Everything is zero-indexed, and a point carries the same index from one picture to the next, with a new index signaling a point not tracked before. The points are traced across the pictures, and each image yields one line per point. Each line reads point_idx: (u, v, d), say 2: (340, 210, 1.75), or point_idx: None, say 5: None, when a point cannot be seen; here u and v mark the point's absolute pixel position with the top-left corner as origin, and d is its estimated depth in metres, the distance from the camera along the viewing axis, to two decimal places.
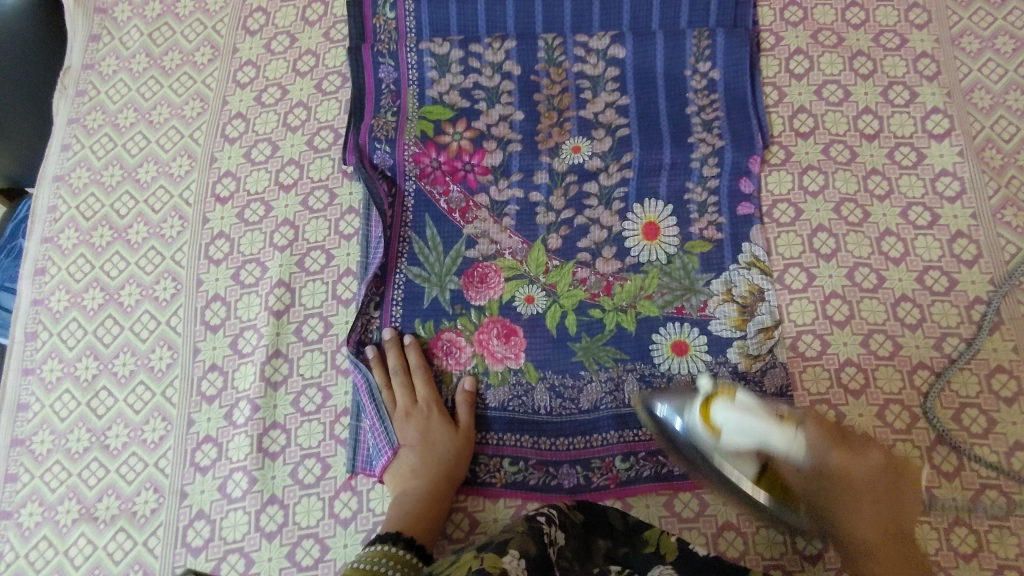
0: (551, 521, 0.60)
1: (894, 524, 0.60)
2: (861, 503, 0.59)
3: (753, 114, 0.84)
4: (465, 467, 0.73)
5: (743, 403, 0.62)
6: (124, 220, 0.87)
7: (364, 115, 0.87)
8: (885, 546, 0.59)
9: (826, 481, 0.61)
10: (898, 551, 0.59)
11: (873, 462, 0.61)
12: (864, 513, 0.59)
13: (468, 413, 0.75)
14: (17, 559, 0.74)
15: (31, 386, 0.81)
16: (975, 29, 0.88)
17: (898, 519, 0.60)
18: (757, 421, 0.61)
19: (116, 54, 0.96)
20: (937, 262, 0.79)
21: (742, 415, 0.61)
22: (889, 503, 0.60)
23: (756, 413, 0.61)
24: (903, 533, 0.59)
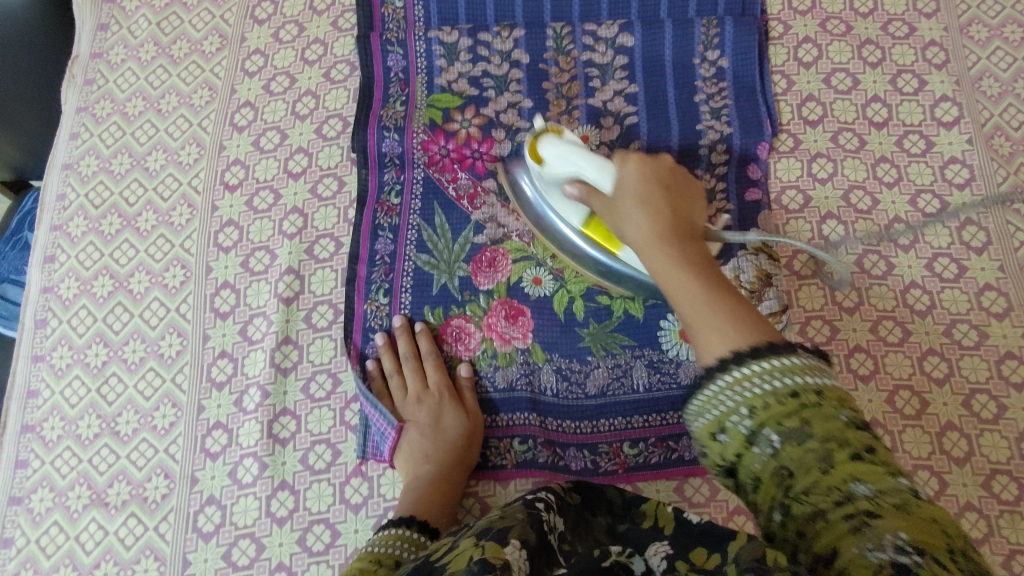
0: (549, 506, 0.54)
1: (679, 225, 0.55)
2: (655, 211, 0.56)
3: (762, 102, 0.84)
4: (475, 449, 0.74)
5: (567, 143, 0.68)
6: (133, 207, 0.87)
7: (373, 103, 0.87)
8: (675, 245, 0.52)
9: (621, 201, 0.59)
10: (696, 257, 0.51)
11: (662, 178, 0.59)
12: (655, 219, 0.55)
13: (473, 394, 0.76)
14: (28, 545, 0.74)
15: (41, 373, 0.81)
16: (983, 18, 0.88)
17: (687, 220, 0.57)
18: (574, 155, 0.66)
19: (124, 44, 0.96)
20: (946, 249, 0.79)
21: (563, 153, 0.67)
22: (670, 205, 0.57)
23: (577, 150, 0.66)
24: (686, 232, 0.54)
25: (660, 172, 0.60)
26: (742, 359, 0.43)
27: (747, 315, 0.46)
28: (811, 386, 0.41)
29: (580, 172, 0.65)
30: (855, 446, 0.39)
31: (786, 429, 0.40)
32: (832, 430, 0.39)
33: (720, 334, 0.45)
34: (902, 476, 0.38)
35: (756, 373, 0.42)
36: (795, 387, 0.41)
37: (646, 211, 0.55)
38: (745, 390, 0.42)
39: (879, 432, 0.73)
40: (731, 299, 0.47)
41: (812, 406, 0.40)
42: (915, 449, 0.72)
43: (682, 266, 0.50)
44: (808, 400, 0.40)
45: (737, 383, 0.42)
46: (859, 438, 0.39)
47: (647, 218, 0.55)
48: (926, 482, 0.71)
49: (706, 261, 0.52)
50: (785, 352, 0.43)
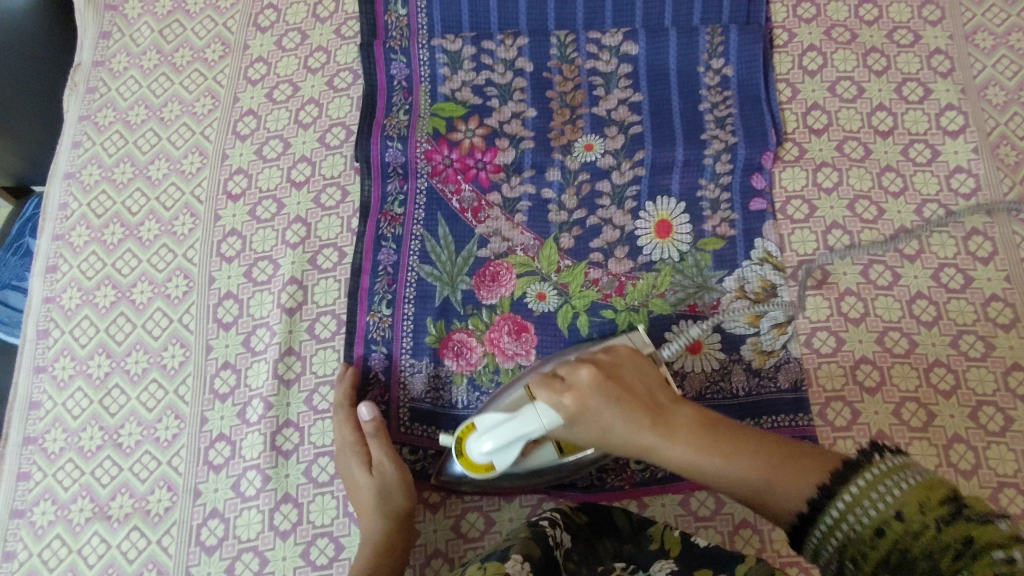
0: (555, 523, 0.59)
1: (651, 410, 0.55)
2: (630, 418, 0.55)
3: (767, 111, 0.84)
4: (399, 494, 0.69)
5: (484, 422, 0.62)
6: (135, 217, 0.87)
7: (376, 113, 0.86)
8: (681, 435, 0.53)
9: (593, 419, 0.56)
10: (701, 430, 0.53)
11: (593, 379, 0.57)
12: (644, 427, 0.54)
13: (379, 440, 0.71)
14: (30, 558, 0.74)
15: (43, 384, 0.80)
16: (989, 26, 0.87)
17: (653, 397, 0.57)
18: (500, 428, 0.60)
19: (127, 51, 0.95)
20: (952, 259, 0.78)
21: (490, 436, 0.60)
22: (631, 398, 0.56)
23: (500, 424, 0.60)
24: (664, 406, 0.56)
25: (584, 375, 0.57)
26: (820, 516, 0.47)
27: (780, 459, 0.51)
28: (893, 502, 0.44)
29: (522, 435, 0.59)
30: (957, 547, 0.41)
31: (890, 563, 0.43)
32: (930, 547, 0.42)
33: (794, 492, 0.49)
34: (1000, 547, 0.40)
35: (847, 517, 0.45)
36: (875, 518, 0.44)
37: (622, 420, 0.55)
38: (837, 538, 0.46)
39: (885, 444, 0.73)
40: (757, 452, 0.51)
41: (896, 527, 0.43)
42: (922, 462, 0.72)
43: (708, 458, 0.52)
44: (893, 533, 0.43)
45: (831, 534, 0.46)
46: (958, 533, 0.41)
47: (626, 424, 0.55)
48: None
49: (703, 423, 0.54)
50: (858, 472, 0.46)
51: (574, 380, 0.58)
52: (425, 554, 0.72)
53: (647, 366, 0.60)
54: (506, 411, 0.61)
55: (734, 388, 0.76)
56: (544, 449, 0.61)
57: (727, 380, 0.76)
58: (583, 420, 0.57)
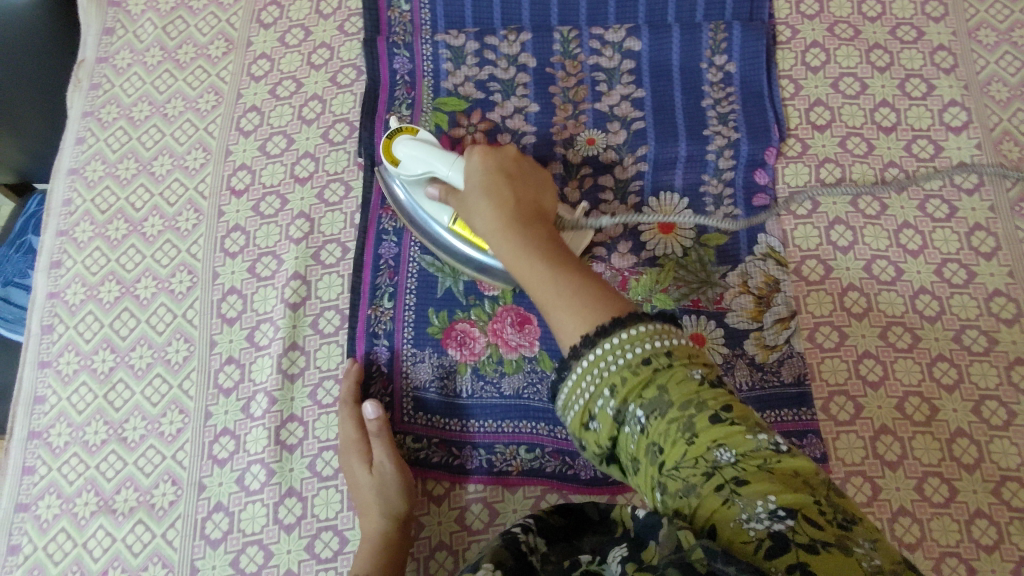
0: (528, 528, 0.53)
1: (519, 208, 0.60)
2: (497, 200, 0.61)
3: (770, 107, 0.84)
4: (398, 495, 0.69)
5: (421, 140, 0.71)
6: (139, 213, 0.87)
7: (379, 109, 0.86)
8: (519, 233, 0.58)
9: (472, 193, 0.63)
10: (540, 236, 0.58)
11: (510, 162, 0.65)
12: (500, 208, 0.60)
13: (382, 439, 0.71)
14: (35, 552, 0.74)
15: (47, 379, 0.81)
16: (992, 22, 0.87)
17: (532, 206, 0.62)
18: (422, 154, 0.70)
19: (130, 48, 0.95)
20: (955, 255, 0.79)
21: (413, 154, 0.70)
22: (514, 190, 0.62)
23: (428, 147, 0.70)
24: (529, 216, 0.60)
25: (510, 150, 0.66)
26: (602, 341, 0.48)
27: (588, 288, 0.52)
28: (660, 351, 0.47)
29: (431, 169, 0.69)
30: (714, 409, 0.45)
31: (647, 402, 0.46)
32: (690, 395, 0.45)
33: (567, 313, 0.51)
34: (761, 432, 0.44)
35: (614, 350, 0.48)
36: (645, 353, 0.47)
37: (489, 202, 0.61)
38: (607, 366, 0.47)
39: (888, 439, 0.73)
40: (569, 277, 0.53)
41: (662, 369, 0.46)
42: (925, 456, 0.72)
43: (537, 257, 0.56)
44: (657, 367, 0.46)
45: (598, 360, 0.48)
46: (716, 401, 0.45)
47: (493, 209, 0.60)
48: (936, 489, 0.71)
49: (550, 243, 0.57)
50: (632, 323, 0.48)
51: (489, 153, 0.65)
52: (430, 546, 0.72)
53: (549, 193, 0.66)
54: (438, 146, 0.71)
55: (737, 383, 0.76)
56: (445, 207, 0.73)
57: (731, 375, 0.76)
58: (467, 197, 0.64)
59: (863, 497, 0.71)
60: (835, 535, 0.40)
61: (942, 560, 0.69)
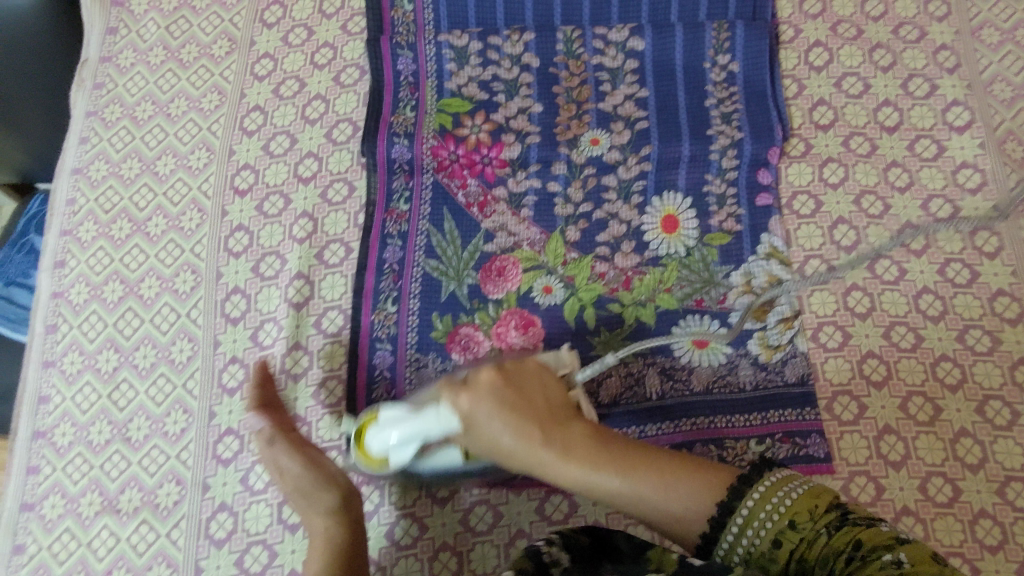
0: (551, 541, 0.55)
1: (543, 424, 0.55)
2: (522, 431, 0.55)
3: (773, 107, 0.84)
4: (322, 487, 0.66)
5: (388, 419, 0.62)
6: (143, 212, 0.87)
7: (383, 109, 0.86)
8: (576, 453, 0.54)
9: (491, 431, 0.56)
10: (591, 442, 0.55)
11: (499, 381, 0.57)
12: (536, 441, 0.54)
13: (279, 441, 0.68)
14: (40, 551, 0.74)
15: (52, 379, 0.81)
16: (995, 22, 0.87)
17: (549, 408, 0.57)
18: (404, 427, 0.60)
19: (133, 47, 0.95)
20: (958, 254, 0.79)
21: (392, 429, 0.61)
22: (526, 407, 0.56)
23: (405, 419, 0.61)
24: (555, 420, 0.56)
25: (484, 375, 0.57)
26: (727, 530, 0.51)
27: (682, 484, 0.53)
28: (781, 511, 0.50)
29: (423, 435, 0.60)
30: (849, 550, 0.47)
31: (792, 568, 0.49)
32: (824, 549, 0.48)
33: (686, 507, 0.53)
34: (887, 551, 0.45)
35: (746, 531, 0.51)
36: (773, 528, 0.50)
37: (509, 432, 0.55)
38: (744, 545, 0.51)
39: (892, 439, 0.73)
40: (648, 471, 0.53)
41: (791, 533, 0.49)
42: (929, 456, 0.72)
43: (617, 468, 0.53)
44: (791, 538, 0.49)
45: (736, 540, 0.51)
46: (843, 539, 0.47)
47: (523, 438, 0.55)
48: (939, 489, 0.71)
49: (600, 440, 0.55)
50: (749, 492, 0.51)
51: (471, 381, 0.57)
52: (434, 547, 0.72)
53: (546, 378, 0.60)
54: (412, 406, 0.61)
55: (741, 381, 0.76)
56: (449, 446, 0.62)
57: (734, 374, 0.76)
58: (475, 430, 0.57)
59: (866, 497, 0.71)
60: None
61: (947, 560, 0.69)
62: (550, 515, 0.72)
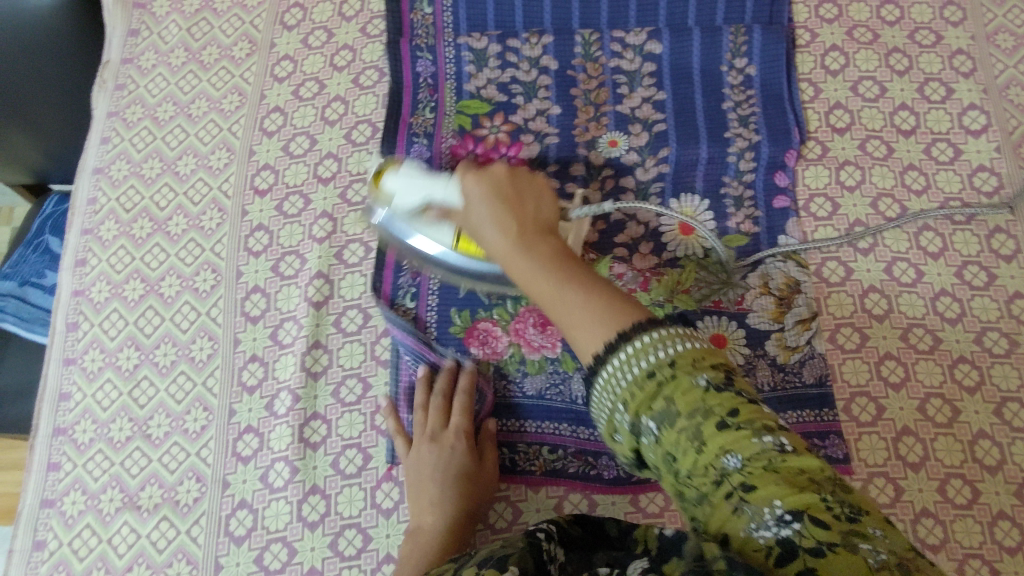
0: (549, 535, 0.48)
1: (520, 218, 0.50)
2: (496, 215, 0.51)
3: (790, 110, 0.85)
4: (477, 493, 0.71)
5: (406, 172, 0.68)
6: (164, 212, 0.87)
7: (402, 110, 0.87)
8: (528, 249, 0.48)
9: (473, 211, 0.53)
10: (551, 248, 0.49)
11: (502, 176, 0.53)
12: (501, 227, 0.50)
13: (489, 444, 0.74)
14: (60, 548, 0.74)
15: (72, 376, 0.81)
16: (1010, 27, 0.88)
17: (536, 213, 0.52)
18: (416, 189, 0.66)
19: (154, 49, 0.96)
20: (975, 257, 0.79)
21: (406, 183, 0.67)
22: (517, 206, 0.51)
23: (418, 177, 0.67)
24: (535, 228, 0.50)
25: (496, 167, 0.54)
26: (612, 357, 0.44)
27: (609, 305, 0.46)
28: (665, 359, 0.43)
29: (429, 197, 0.65)
30: (723, 416, 0.42)
31: (659, 415, 0.43)
32: (694, 404, 0.42)
33: (584, 329, 0.46)
34: (767, 432, 0.42)
35: (619, 370, 0.44)
36: (655, 368, 0.43)
37: (492, 222, 0.51)
38: (621, 384, 0.44)
39: (910, 440, 0.73)
40: (583, 284, 0.47)
41: (669, 382, 0.43)
42: (947, 458, 0.72)
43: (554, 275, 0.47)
44: (669, 381, 0.43)
45: (608, 381, 0.44)
46: (722, 405, 0.42)
47: (495, 222, 0.51)
48: (958, 491, 0.71)
49: (564, 252, 0.49)
50: (642, 332, 0.44)
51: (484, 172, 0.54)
52: None
53: (554, 199, 0.54)
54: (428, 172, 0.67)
55: (758, 383, 0.76)
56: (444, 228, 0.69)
57: (752, 375, 0.76)
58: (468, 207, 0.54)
59: (885, 499, 0.71)
60: (843, 530, 0.39)
61: (966, 561, 0.69)
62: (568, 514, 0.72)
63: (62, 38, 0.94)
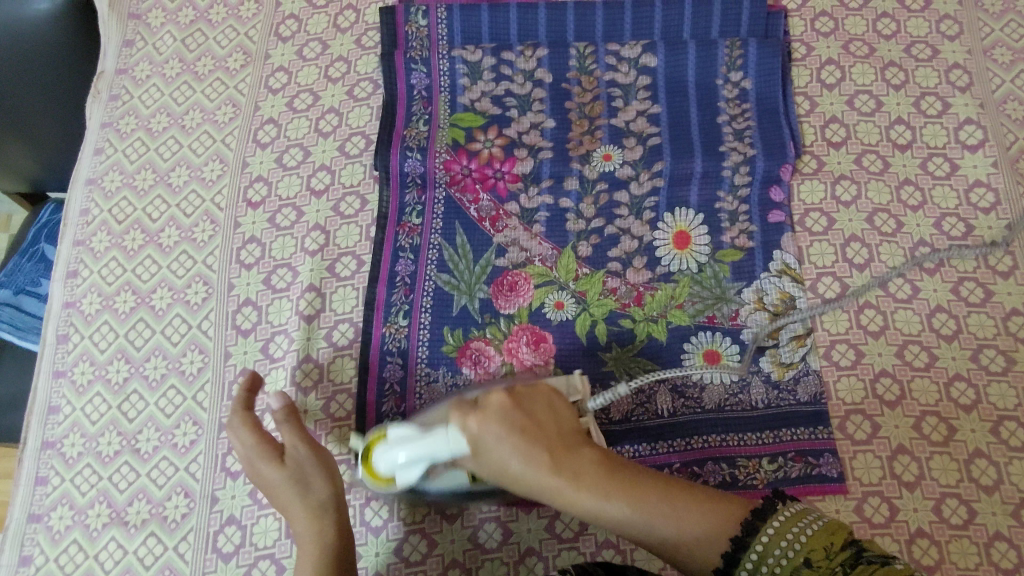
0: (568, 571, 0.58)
1: (551, 447, 0.59)
2: (527, 454, 0.58)
3: (785, 124, 0.84)
4: (320, 478, 0.68)
5: (395, 436, 0.62)
6: (156, 223, 0.87)
7: (396, 123, 0.87)
8: (588, 481, 0.57)
9: (494, 454, 0.59)
10: (595, 463, 0.59)
11: (512, 412, 0.60)
12: (542, 466, 0.58)
13: (289, 424, 0.70)
14: (47, 563, 0.74)
15: (62, 389, 0.81)
16: (1007, 41, 0.88)
17: (561, 436, 0.60)
18: (413, 448, 0.61)
19: (149, 60, 0.96)
20: (972, 273, 0.78)
21: (399, 454, 0.61)
22: (536, 436, 0.59)
23: (413, 436, 0.61)
24: (570, 448, 0.59)
25: (495, 398, 0.61)
26: (742, 560, 0.54)
27: (687, 500, 0.57)
28: (793, 548, 0.52)
29: (431, 459, 0.61)
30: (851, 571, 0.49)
31: None
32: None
33: (697, 539, 0.56)
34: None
35: (762, 564, 0.53)
36: (788, 562, 0.52)
37: (518, 455, 0.58)
38: None
39: (906, 459, 0.72)
40: (656, 500, 0.57)
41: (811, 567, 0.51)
42: (943, 477, 0.71)
43: (604, 500, 0.56)
44: (806, 570, 0.51)
45: (765, 575, 0.52)
46: (857, 568, 0.49)
47: (527, 466, 0.58)
48: (954, 511, 0.70)
49: (608, 465, 0.58)
50: (765, 523, 0.54)
51: (482, 408, 0.61)
52: (443, 564, 0.71)
53: (563, 408, 0.64)
54: (421, 427, 0.62)
55: (753, 400, 0.75)
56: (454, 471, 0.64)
57: (746, 393, 0.75)
58: (484, 452, 0.59)
59: (880, 518, 0.71)
60: None
61: None
62: (560, 534, 0.72)
63: (56, 43, 0.92)
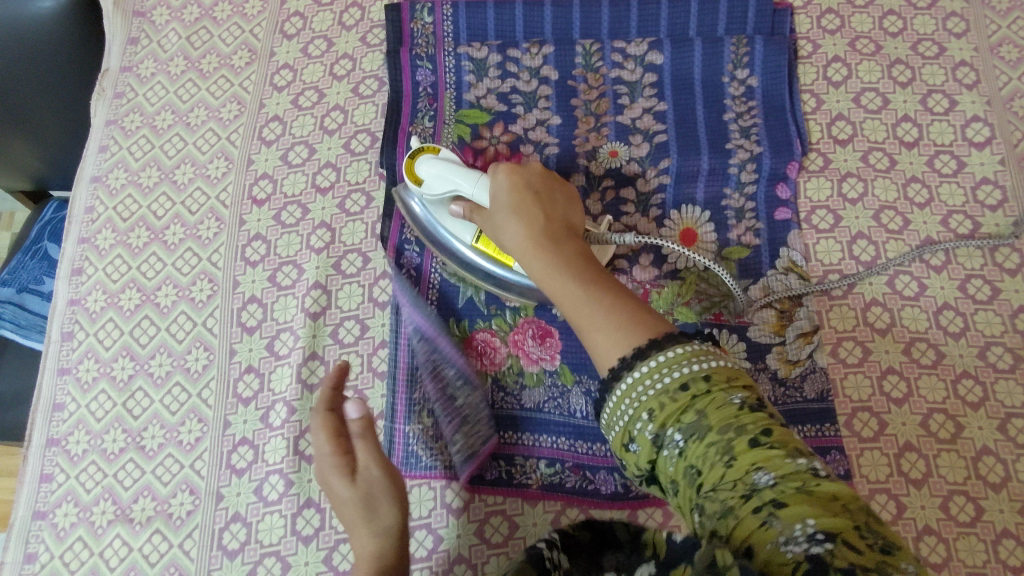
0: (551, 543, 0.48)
1: (550, 225, 0.62)
2: (526, 216, 0.62)
3: (791, 121, 0.84)
4: (389, 503, 0.63)
5: (440, 164, 0.72)
6: (161, 221, 0.87)
7: (401, 119, 0.87)
8: (549, 247, 0.59)
9: (498, 215, 0.65)
10: (570, 253, 0.59)
11: (534, 182, 0.66)
12: (529, 228, 0.61)
13: (366, 440, 0.64)
14: (51, 560, 0.73)
15: (66, 386, 0.80)
16: (1014, 38, 0.87)
17: (562, 223, 0.64)
18: (454, 176, 0.70)
19: (154, 57, 0.96)
20: (979, 270, 0.78)
21: (438, 176, 0.71)
22: (542, 208, 0.63)
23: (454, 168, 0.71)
24: (559, 234, 0.61)
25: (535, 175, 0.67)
26: (637, 363, 0.48)
27: (627, 312, 0.52)
28: (696, 375, 0.46)
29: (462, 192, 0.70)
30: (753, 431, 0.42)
31: (686, 426, 0.44)
32: (727, 420, 0.43)
33: (609, 336, 0.50)
34: (802, 458, 0.41)
35: (652, 374, 0.47)
36: (679, 380, 0.46)
37: (521, 218, 0.62)
38: (647, 391, 0.46)
39: (913, 456, 0.72)
40: (604, 294, 0.54)
41: (700, 396, 0.45)
42: (951, 474, 0.71)
43: (557, 266, 0.57)
44: (695, 394, 0.45)
45: (639, 383, 0.47)
46: (755, 423, 0.43)
47: (522, 225, 0.62)
48: (962, 508, 0.70)
49: (584, 256, 0.59)
50: (671, 344, 0.48)
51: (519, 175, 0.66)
52: (448, 560, 0.71)
53: (577, 212, 0.67)
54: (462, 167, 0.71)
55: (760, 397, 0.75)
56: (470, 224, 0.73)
57: None
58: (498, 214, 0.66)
59: (887, 516, 0.70)
60: (876, 561, 0.35)
61: None
62: None
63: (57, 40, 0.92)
